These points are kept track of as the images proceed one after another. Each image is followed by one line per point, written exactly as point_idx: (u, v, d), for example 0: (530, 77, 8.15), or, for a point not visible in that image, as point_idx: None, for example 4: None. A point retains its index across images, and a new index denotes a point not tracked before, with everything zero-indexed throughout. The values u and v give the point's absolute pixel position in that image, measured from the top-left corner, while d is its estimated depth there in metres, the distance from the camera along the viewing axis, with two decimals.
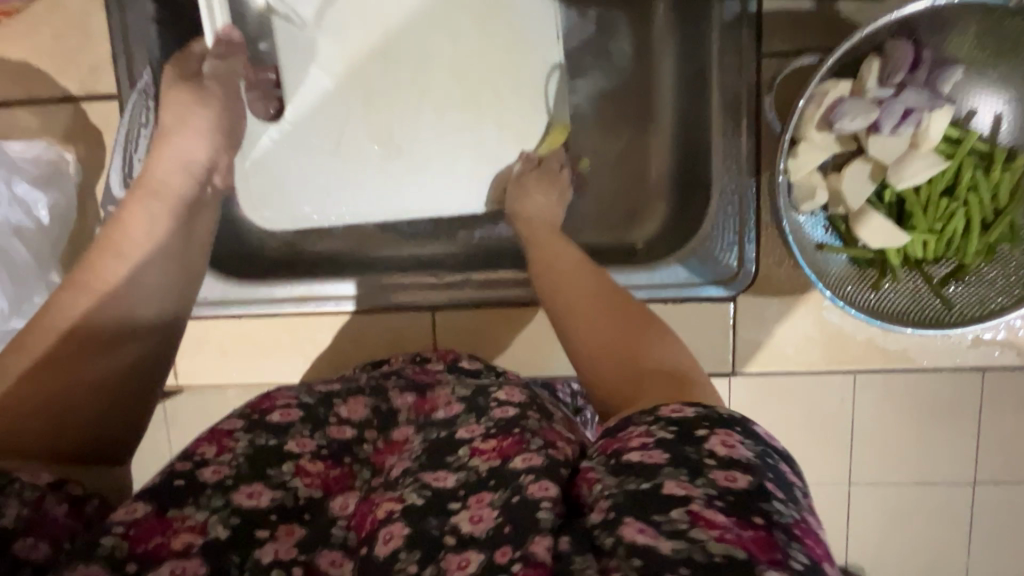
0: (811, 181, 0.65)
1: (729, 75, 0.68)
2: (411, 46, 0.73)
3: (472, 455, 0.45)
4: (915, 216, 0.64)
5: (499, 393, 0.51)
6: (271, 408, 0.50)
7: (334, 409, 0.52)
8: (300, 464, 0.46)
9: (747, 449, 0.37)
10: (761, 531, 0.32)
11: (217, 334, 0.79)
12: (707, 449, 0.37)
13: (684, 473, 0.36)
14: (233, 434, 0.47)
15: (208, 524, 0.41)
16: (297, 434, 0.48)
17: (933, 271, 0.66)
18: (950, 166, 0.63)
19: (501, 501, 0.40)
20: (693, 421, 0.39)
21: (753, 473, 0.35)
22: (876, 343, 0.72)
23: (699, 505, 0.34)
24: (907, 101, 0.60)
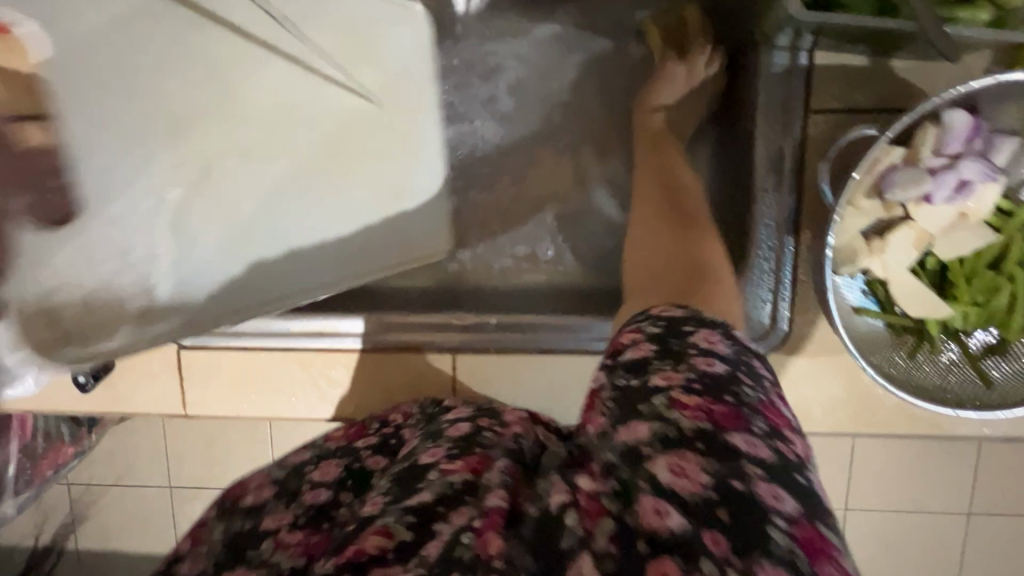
0: (854, 246, 0.63)
1: (773, 128, 0.66)
2: (267, 109, 0.57)
3: (441, 474, 0.48)
4: (959, 287, 0.63)
5: (451, 423, 0.58)
6: (246, 492, 0.59)
7: (306, 477, 0.59)
8: (279, 539, 0.53)
9: (725, 345, 0.42)
10: (730, 406, 0.38)
11: (228, 365, 0.76)
12: (690, 341, 0.42)
13: (667, 366, 0.41)
14: (207, 526, 0.57)
15: None
16: (272, 511, 0.56)
17: (972, 343, 0.64)
18: (997, 240, 0.61)
19: (475, 513, 0.43)
20: (682, 318, 0.45)
21: (728, 363, 0.41)
22: (904, 408, 0.71)
23: (675, 393, 0.39)
24: (961, 174, 0.58)
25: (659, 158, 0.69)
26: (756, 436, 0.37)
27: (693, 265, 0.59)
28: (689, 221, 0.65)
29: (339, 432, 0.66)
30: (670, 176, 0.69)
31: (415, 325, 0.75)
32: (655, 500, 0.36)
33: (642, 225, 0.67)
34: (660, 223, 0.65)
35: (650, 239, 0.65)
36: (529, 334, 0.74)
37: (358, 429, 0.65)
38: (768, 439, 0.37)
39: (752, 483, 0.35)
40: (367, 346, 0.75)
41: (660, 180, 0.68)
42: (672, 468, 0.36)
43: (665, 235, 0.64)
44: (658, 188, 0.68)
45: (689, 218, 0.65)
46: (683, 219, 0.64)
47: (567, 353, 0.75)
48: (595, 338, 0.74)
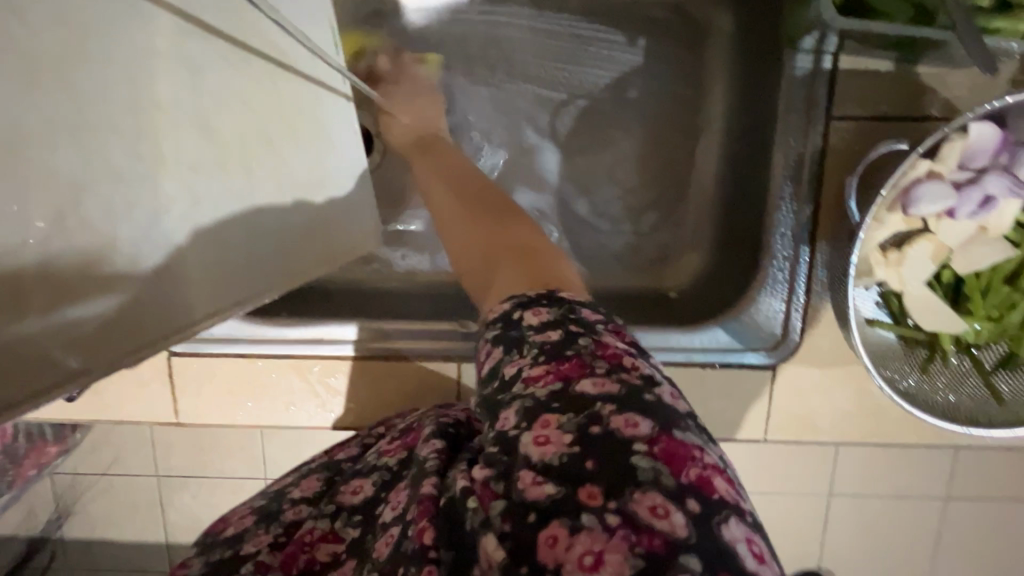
0: (871, 260, 0.62)
1: (793, 135, 0.64)
2: (113, 105, 0.33)
3: (383, 457, 0.54)
4: (973, 301, 0.62)
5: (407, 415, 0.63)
6: (226, 525, 0.53)
7: (287, 496, 0.55)
8: (259, 562, 0.49)
9: (549, 311, 0.41)
10: (574, 362, 0.37)
11: (223, 371, 0.73)
12: (524, 324, 0.41)
13: (517, 354, 0.40)
14: (188, 562, 0.50)
15: None
16: (252, 535, 0.51)
17: (983, 357, 0.64)
18: (1016, 255, 0.60)
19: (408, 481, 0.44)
20: (510, 310, 0.43)
21: (560, 326, 0.40)
22: (911, 418, 0.71)
23: (527, 370, 0.38)
24: (987, 189, 0.57)
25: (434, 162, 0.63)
26: (607, 385, 0.36)
27: (512, 244, 0.52)
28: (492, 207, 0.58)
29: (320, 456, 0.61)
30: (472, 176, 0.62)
31: (418, 332, 0.73)
32: (538, 477, 0.34)
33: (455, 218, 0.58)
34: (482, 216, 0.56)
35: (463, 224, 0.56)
36: None
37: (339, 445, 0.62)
38: (630, 385, 0.36)
39: (607, 421, 0.34)
40: (360, 352, 0.73)
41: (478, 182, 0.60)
42: (534, 443, 0.35)
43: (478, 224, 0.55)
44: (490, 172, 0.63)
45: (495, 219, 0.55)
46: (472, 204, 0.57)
47: None
48: None
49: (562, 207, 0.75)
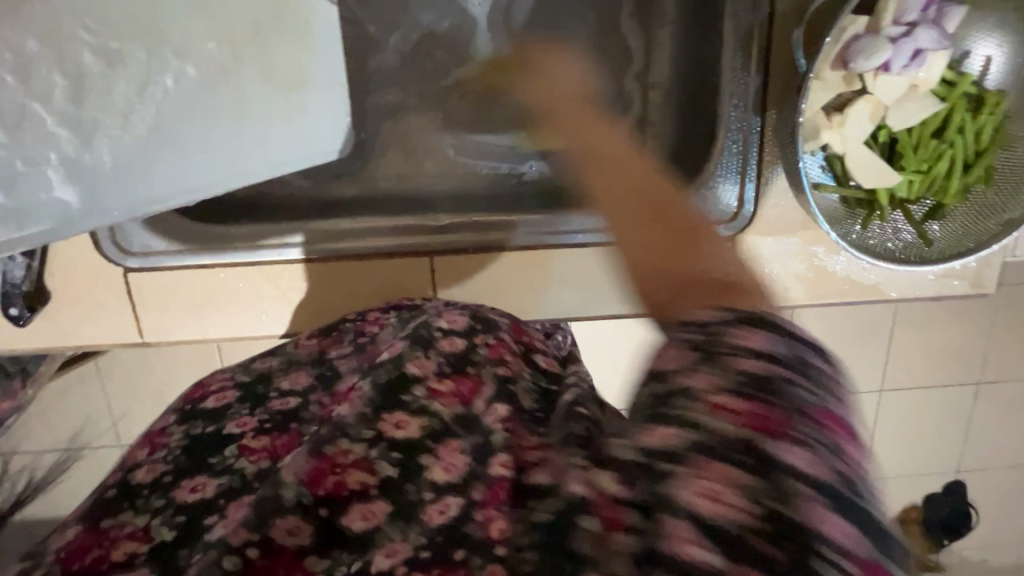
0: (816, 122, 0.66)
1: (743, 5, 0.66)
2: None
3: (430, 396, 0.40)
4: (905, 155, 0.67)
5: (440, 322, 0.48)
6: (205, 395, 0.47)
7: (274, 384, 0.48)
8: (243, 444, 0.42)
9: (775, 346, 0.26)
10: (766, 409, 0.25)
11: (186, 286, 0.71)
12: (739, 352, 0.26)
13: (707, 370, 0.26)
14: (167, 431, 0.45)
15: (150, 528, 0.38)
16: (235, 415, 0.45)
17: (915, 210, 0.70)
18: (942, 108, 0.65)
19: (469, 447, 0.37)
20: (730, 326, 0.27)
21: (778, 369, 0.25)
22: (855, 279, 0.77)
23: (709, 392, 0.25)
24: (918, 41, 0.61)
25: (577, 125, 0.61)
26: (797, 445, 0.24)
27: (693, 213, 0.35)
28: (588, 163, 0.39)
29: (311, 338, 0.54)
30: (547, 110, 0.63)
31: (384, 230, 0.73)
32: (696, 532, 0.23)
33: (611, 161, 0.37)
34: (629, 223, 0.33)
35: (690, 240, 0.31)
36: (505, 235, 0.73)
37: (333, 340, 0.53)
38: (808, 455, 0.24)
39: (797, 505, 0.23)
40: (325, 254, 0.72)
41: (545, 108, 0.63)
42: (701, 493, 0.23)
43: (653, 229, 0.32)
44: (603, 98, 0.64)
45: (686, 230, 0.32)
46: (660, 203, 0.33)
47: (542, 251, 0.73)
48: (573, 231, 0.73)
49: None
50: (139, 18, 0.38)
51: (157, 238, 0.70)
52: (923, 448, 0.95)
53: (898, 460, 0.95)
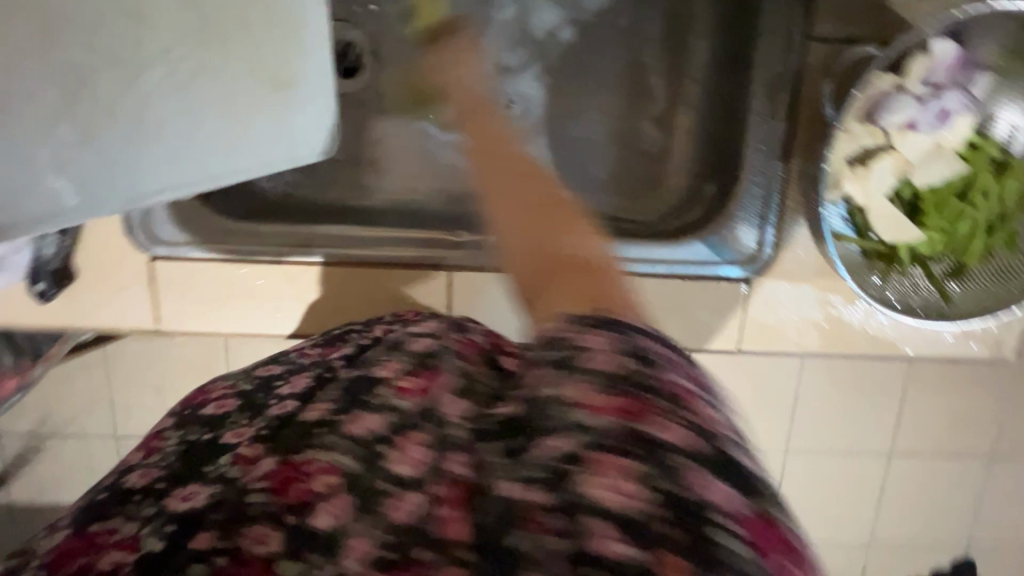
0: (839, 171, 0.66)
1: (776, 55, 0.68)
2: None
3: (393, 395, 0.40)
4: (927, 213, 0.68)
5: (424, 331, 0.49)
6: (205, 401, 0.46)
7: (273, 391, 0.46)
8: (235, 452, 0.40)
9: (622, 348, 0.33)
10: (635, 402, 0.31)
11: (207, 278, 0.72)
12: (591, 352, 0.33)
13: (586, 377, 0.32)
14: (163, 434, 0.44)
15: (139, 537, 0.35)
16: (233, 424, 0.43)
17: (936, 268, 0.70)
18: (967, 169, 0.66)
19: (433, 441, 0.36)
20: (583, 330, 0.34)
21: (637, 364, 0.32)
22: (868, 332, 0.77)
23: (585, 398, 0.31)
24: (944, 104, 0.63)
25: (488, 156, 0.55)
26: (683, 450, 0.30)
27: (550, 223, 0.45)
28: (528, 202, 0.49)
29: (315, 349, 0.51)
30: (492, 143, 0.57)
31: (399, 241, 0.74)
32: (617, 530, 0.27)
33: (541, 183, 0.51)
34: (518, 245, 0.45)
35: (576, 229, 0.46)
36: None
37: (328, 344, 0.52)
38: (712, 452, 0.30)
39: (682, 479, 0.29)
40: (343, 259, 0.73)
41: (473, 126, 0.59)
42: (606, 488, 0.28)
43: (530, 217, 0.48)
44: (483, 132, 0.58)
45: (543, 229, 0.46)
46: (535, 207, 0.48)
47: None
48: None
49: (553, 127, 0.78)
50: (123, 31, 0.39)
51: (185, 230, 0.72)
52: (932, 516, 0.92)
53: (906, 528, 0.92)
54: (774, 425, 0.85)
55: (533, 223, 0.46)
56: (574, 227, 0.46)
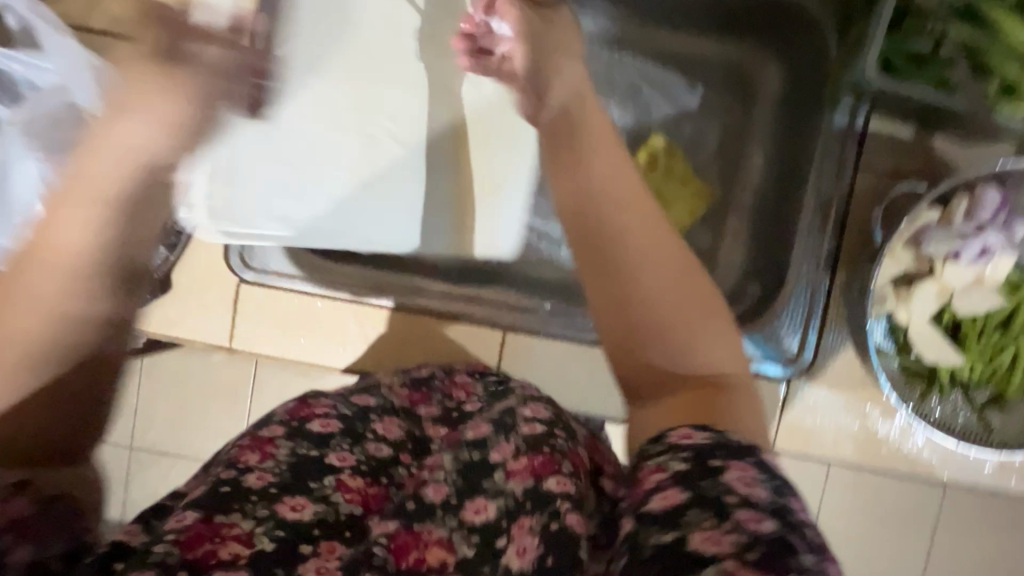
0: (884, 289, 0.71)
1: (828, 176, 0.73)
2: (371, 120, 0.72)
3: (507, 479, 0.44)
4: (968, 340, 0.71)
5: (524, 407, 0.49)
6: (311, 416, 0.48)
7: (371, 426, 0.49)
8: (340, 478, 0.44)
9: (761, 488, 0.37)
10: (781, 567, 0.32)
11: (284, 307, 0.79)
12: (724, 485, 0.36)
13: (712, 522, 0.35)
14: (276, 441, 0.45)
15: (254, 534, 0.39)
16: (337, 446, 0.46)
17: (976, 395, 0.71)
18: (1008, 305, 0.70)
19: (542, 528, 0.40)
20: (707, 450, 0.39)
21: (772, 517, 0.35)
22: (904, 450, 0.78)
23: (710, 538, 0.34)
24: (986, 241, 0.67)
25: (649, 217, 0.54)
26: None
27: (674, 326, 0.50)
28: (620, 283, 0.52)
29: (404, 389, 0.56)
30: (607, 190, 0.56)
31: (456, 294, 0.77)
32: None
33: (657, 280, 0.51)
34: (618, 313, 0.52)
35: (702, 326, 0.50)
36: (579, 329, 0.75)
37: (422, 395, 0.56)
38: None
39: None
40: (406, 305, 0.77)
41: (612, 181, 0.56)
42: None
43: (657, 318, 0.50)
44: (619, 166, 0.57)
45: (638, 304, 0.51)
46: (639, 300, 0.51)
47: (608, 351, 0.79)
48: None
49: None
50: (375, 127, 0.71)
51: (270, 261, 0.76)
52: None
53: None
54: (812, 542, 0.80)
55: (635, 302, 0.51)
56: (693, 331, 0.50)
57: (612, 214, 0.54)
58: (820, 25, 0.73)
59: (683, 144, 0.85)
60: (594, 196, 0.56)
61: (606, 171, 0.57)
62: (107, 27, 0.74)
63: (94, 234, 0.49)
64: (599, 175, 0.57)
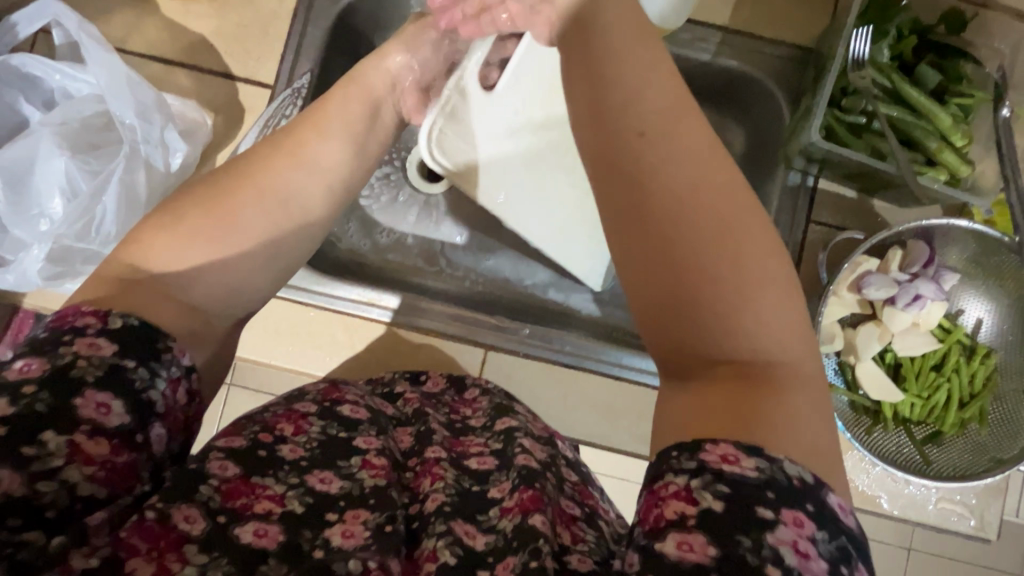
0: (833, 329, 0.79)
1: (783, 227, 0.83)
2: None
3: (501, 515, 0.43)
4: (907, 379, 0.78)
5: (524, 440, 0.50)
6: (343, 400, 0.50)
7: (389, 426, 0.51)
8: (366, 459, 0.45)
9: (815, 550, 0.33)
10: None
11: (277, 315, 0.82)
12: (769, 543, 0.33)
13: None
14: (310, 418, 0.46)
15: (285, 497, 0.40)
16: (364, 431, 0.47)
17: (916, 430, 0.78)
18: (940, 348, 0.78)
19: (521, 562, 0.38)
20: (756, 491, 0.34)
21: None
22: (857, 485, 0.83)
23: None
24: (920, 289, 0.75)
25: (676, 143, 0.45)
26: None
27: (724, 295, 0.42)
28: (656, 238, 0.44)
29: (415, 396, 0.59)
30: (640, 116, 0.46)
31: (448, 316, 0.84)
32: None
33: (702, 236, 0.43)
34: (652, 276, 0.44)
35: (758, 293, 0.42)
36: (555, 349, 0.83)
37: (431, 402, 0.59)
38: None
39: None
40: (399, 322, 0.83)
41: (655, 117, 0.46)
42: None
43: (709, 282, 0.42)
44: (668, 101, 0.47)
45: (677, 270, 0.43)
46: (679, 262, 0.43)
47: (584, 374, 0.84)
48: (612, 363, 0.83)
49: None
50: None
51: None
52: None
53: None
54: None
55: (673, 262, 0.43)
56: (741, 301, 0.42)
57: (648, 157, 0.45)
58: (774, 96, 0.85)
59: None
60: (626, 133, 0.46)
61: (659, 103, 0.47)
62: (143, 51, 0.82)
63: (333, 153, 0.54)
64: (645, 109, 0.46)
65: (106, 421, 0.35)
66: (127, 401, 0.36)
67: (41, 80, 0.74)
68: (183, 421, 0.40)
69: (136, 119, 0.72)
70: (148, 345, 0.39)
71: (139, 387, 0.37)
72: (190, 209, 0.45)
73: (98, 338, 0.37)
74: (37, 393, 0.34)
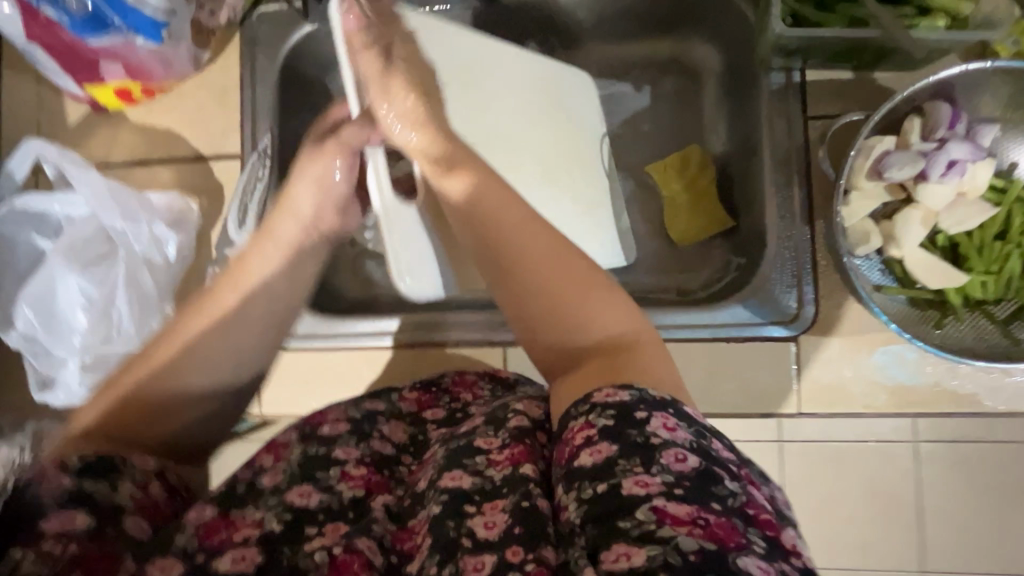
0: (864, 227, 0.70)
1: (779, 133, 0.75)
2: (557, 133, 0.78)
3: (490, 464, 0.42)
4: (970, 257, 0.68)
5: (518, 402, 0.48)
6: (322, 421, 0.48)
7: (376, 424, 0.49)
8: (345, 469, 0.45)
9: (684, 432, 0.38)
10: (722, 518, 0.34)
11: (303, 366, 0.85)
12: (649, 431, 0.37)
13: (643, 472, 0.36)
14: (289, 445, 0.46)
15: (263, 519, 0.41)
16: (342, 441, 0.47)
17: (997, 311, 0.69)
18: (1000, 212, 0.68)
19: (513, 504, 0.39)
20: (632, 403, 0.39)
21: (700, 458, 0.37)
22: (945, 387, 0.74)
23: (639, 488, 0.35)
24: (952, 153, 0.66)
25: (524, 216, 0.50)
26: (760, 556, 0.33)
27: (559, 310, 0.47)
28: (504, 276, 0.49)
29: (413, 392, 0.55)
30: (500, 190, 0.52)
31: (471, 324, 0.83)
32: None
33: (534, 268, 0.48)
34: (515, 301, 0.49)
35: (592, 304, 0.47)
36: None
37: (430, 396, 0.55)
38: (770, 559, 0.33)
39: None
40: (416, 341, 0.83)
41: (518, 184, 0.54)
42: None
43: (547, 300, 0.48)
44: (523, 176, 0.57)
45: (528, 319, 0.49)
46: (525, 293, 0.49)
47: None
48: None
49: None
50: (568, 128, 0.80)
51: None
52: None
53: None
54: (885, 513, 0.78)
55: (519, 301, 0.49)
56: (579, 309, 0.47)
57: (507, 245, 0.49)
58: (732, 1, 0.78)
59: (639, 141, 0.89)
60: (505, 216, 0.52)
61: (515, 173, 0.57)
62: (125, 159, 0.88)
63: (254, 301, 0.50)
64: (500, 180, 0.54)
65: (77, 526, 0.38)
66: (95, 510, 0.39)
67: (46, 213, 0.81)
68: (165, 510, 0.43)
69: (125, 223, 0.79)
70: (105, 461, 0.42)
71: (104, 497, 0.40)
72: (128, 381, 0.47)
73: (59, 466, 0.40)
74: (5, 525, 0.37)
